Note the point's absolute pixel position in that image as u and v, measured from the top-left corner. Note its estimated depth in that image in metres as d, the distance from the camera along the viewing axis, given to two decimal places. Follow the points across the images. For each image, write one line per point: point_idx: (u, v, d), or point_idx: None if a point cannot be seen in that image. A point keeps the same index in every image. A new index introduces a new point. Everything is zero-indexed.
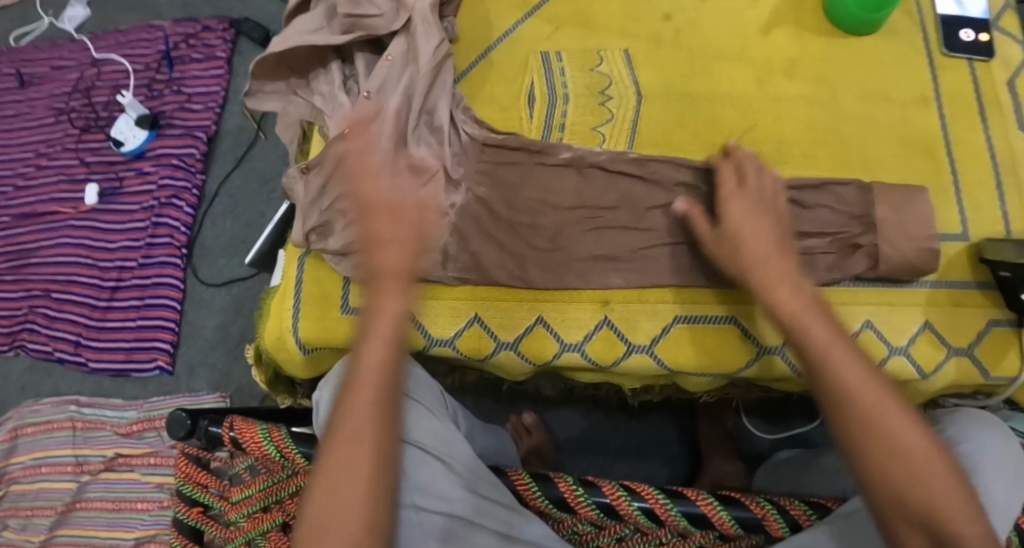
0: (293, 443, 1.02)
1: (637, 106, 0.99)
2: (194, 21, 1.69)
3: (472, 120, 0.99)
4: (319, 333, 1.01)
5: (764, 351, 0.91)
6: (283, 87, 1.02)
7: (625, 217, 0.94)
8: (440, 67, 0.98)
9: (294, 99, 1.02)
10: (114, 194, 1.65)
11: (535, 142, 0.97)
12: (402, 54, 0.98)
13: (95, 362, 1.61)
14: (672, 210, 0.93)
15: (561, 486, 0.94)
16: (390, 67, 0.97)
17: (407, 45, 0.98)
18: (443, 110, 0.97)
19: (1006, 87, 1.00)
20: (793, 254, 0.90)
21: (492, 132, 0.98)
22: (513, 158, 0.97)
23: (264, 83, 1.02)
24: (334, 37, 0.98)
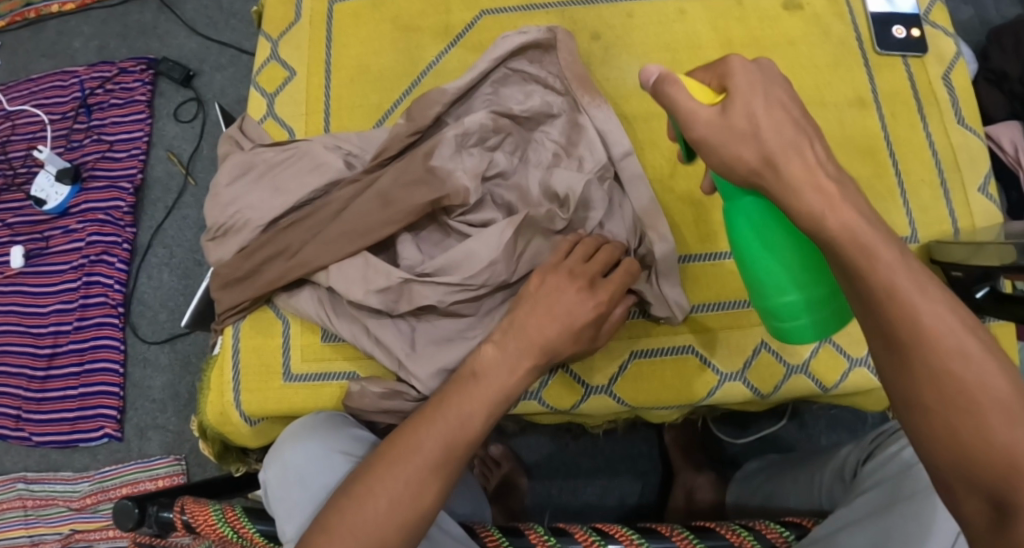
0: (247, 520, 0.92)
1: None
2: (110, 64, 1.59)
3: (474, 177, 0.86)
4: (264, 404, 0.92)
5: (726, 378, 0.87)
6: (251, 235, 0.92)
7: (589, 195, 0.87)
8: (252, 205, 0.93)
9: (251, 227, 0.92)
10: (40, 255, 1.55)
11: (369, 167, 0.90)
12: (259, 198, 0.93)
13: (39, 436, 1.52)
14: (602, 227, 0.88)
15: (532, 538, 0.90)
16: (298, 199, 0.92)
17: (238, 217, 0.93)
18: (451, 174, 0.85)
19: (942, 82, 0.97)
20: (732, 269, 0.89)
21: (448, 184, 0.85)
22: (426, 176, 0.86)
23: (249, 219, 0.92)
24: (259, 217, 0.92)
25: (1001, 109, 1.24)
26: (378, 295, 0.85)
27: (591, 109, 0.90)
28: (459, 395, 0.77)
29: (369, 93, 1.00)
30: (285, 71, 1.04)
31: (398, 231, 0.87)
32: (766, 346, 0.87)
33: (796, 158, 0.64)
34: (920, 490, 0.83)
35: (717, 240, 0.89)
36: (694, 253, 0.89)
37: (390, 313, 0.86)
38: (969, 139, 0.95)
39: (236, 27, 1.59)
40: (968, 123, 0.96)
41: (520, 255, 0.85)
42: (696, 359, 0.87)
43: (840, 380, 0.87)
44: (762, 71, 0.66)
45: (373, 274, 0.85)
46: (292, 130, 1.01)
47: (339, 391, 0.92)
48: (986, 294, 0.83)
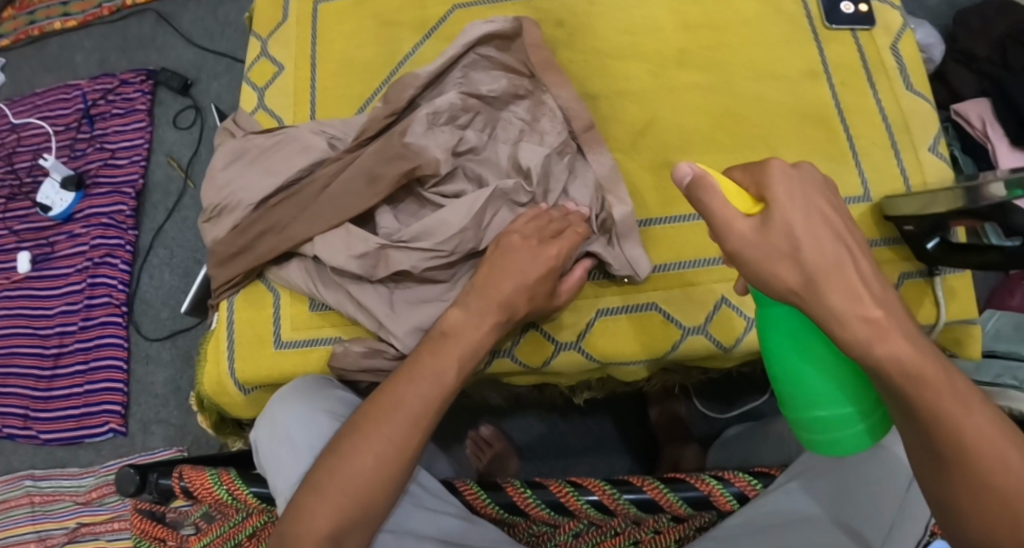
0: (243, 483, 1.01)
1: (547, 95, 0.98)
2: (111, 77, 1.67)
3: (446, 149, 0.92)
4: (257, 371, 0.99)
5: (688, 331, 0.93)
6: (243, 215, 0.98)
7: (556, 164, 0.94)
8: (243, 186, 0.99)
9: (243, 206, 0.98)
10: (46, 260, 1.61)
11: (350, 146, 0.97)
12: (250, 179, 0.99)
13: (46, 433, 1.57)
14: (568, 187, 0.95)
15: (510, 491, 0.96)
16: (286, 178, 0.98)
17: (231, 198, 0.99)
18: (426, 147, 0.91)
19: (891, 52, 1.03)
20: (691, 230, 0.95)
21: (423, 157, 0.91)
22: (404, 149, 0.91)
23: (241, 200, 0.98)
24: (250, 197, 0.98)
25: (971, 87, 1.31)
26: (359, 262, 0.91)
27: (552, 89, 0.98)
28: (433, 355, 0.83)
29: (352, 83, 1.07)
30: (274, 66, 1.10)
31: (376, 204, 0.93)
32: (726, 302, 0.93)
33: (836, 279, 0.64)
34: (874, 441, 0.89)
35: (676, 204, 0.96)
36: (656, 217, 0.95)
37: (370, 278, 0.92)
38: (918, 105, 1.01)
39: (230, 37, 1.68)
40: (917, 89, 1.02)
41: (489, 223, 0.91)
42: (659, 316, 0.93)
43: None
44: (806, 179, 0.67)
45: (354, 242, 0.91)
46: (281, 119, 1.08)
47: (326, 355, 0.98)
48: (937, 244, 0.90)
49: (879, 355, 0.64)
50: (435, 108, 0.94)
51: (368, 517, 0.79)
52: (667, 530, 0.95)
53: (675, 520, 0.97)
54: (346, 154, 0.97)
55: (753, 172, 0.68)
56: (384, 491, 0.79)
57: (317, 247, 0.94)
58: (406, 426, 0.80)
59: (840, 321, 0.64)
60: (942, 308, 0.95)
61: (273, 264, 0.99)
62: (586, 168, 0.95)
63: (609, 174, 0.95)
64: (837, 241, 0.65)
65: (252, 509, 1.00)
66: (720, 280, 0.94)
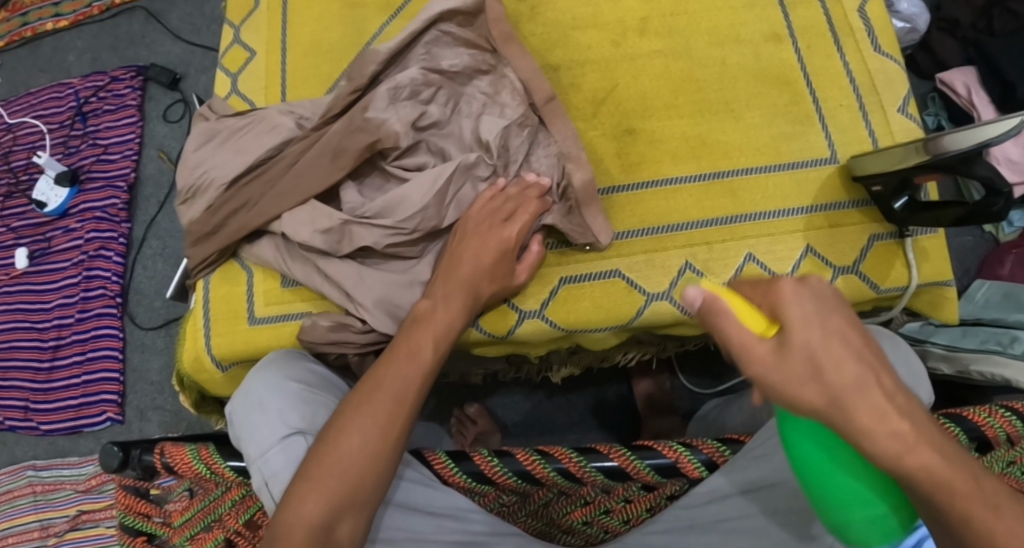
0: (220, 457, 1.04)
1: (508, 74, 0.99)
2: (102, 74, 1.71)
3: (406, 123, 0.94)
4: (231, 346, 1.01)
5: (653, 297, 0.93)
6: (212, 194, 1.00)
7: (517, 135, 0.95)
8: (213, 168, 1.01)
9: (211, 186, 1.00)
10: (43, 255, 1.65)
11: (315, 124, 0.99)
12: (222, 160, 1.01)
13: (46, 424, 1.61)
14: (529, 158, 0.96)
15: (478, 461, 0.94)
16: (255, 158, 1.00)
17: (202, 179, 1.01)
18: (386, 122, 0.93)
19: (858, 14, 1.04)
20: (654, 197, 0.96)
21: (384, 132, 0.93)
22: (366, 123, 0.93)
23: (212, 179, 1.00)
24: (219, 177, 1.00)
25: (957, 56, 1.30)
26: (324, 238, 0.93)
27: (513, 63, 0.99)
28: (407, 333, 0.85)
29: (320, 65, 1.09)
30: (246, 53, 1.12)
31: (340, 180, 0.95)
32: (690, 267, 0.94)
33: (864, 402, 0.62)
34: None
35: (638, 172, 0.97)
36: (621, 183, 0.97)
37: (335, 253, 0.94)
38: (886, 64, 1.01)
39: (216, 32, 1.72)
40: (884, 50, 1.02)
41: (450, 199, 0.93)
42: (623, 282, 0.93)
43: None
44: (819, 297, 0.65)
45: (319, 217, 0.93)
46: (254, 103, 1.10)
47: (297, 329, 1.01)
48: (906, 203, 0.90)
49: (909, 465, 0.62)
50: (396, 82, 0.95)
51: (359, 500, 0.77)
52: (639, 499, 0.94)
53: (645, 490, 0.94)
54: (311, 133, 0.99)
55: (766, 294, 0.66)
56: (373, 471, 0.78)
57: (284, 224, 0.96)
58: (388, 400, 0.80)
59: (867, 436, 0.62)
60: (914, 270, 0.93)
61: (245, 242, 1.02)
62: (547, 141, 0.97)
63: (573, 142, 0.96)
64: (858, 360, 0.63)
65: (231, 484, 1.05)
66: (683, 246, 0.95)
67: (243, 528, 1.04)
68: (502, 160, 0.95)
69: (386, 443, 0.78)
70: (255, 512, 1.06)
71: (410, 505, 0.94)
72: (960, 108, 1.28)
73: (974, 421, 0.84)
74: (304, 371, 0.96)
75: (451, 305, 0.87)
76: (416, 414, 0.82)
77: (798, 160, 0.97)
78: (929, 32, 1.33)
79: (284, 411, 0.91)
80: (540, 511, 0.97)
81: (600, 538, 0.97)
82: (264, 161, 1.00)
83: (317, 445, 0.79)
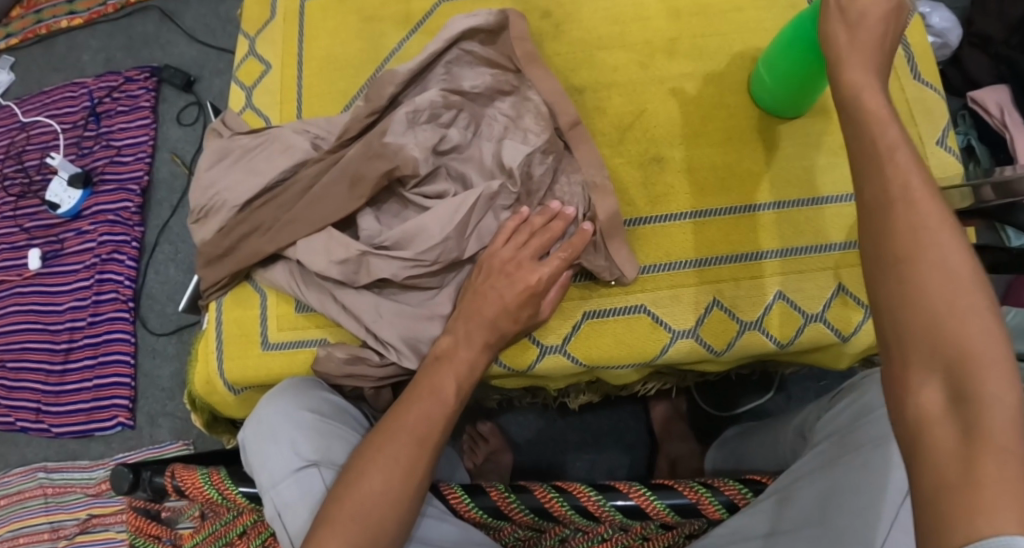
0: (232, 483, 1.03)
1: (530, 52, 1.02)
2: (116, 74, 1.69)
3: (425, 150, 0.91)
4: (243, 372, 1.00)
5: (678, 335, 0.90)
6: (226, 215, 0.98)
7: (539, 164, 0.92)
8: (227, 188, 0.99)
9: (226, 206, 0.98)
10: (55, 257, 1.64)
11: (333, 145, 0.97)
12: (237, 180, 0.99)
13: (57, 427, 1.60)
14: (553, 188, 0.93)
15: (494, 496, 0.94)
16: (272, 179, 0.98)
17: (216, 200, 0.99)
18: (404, 148, 0.90)
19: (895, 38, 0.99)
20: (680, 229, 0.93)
21: (402, 159, 0.90)
22: (385, 149, 0.90)
23: (227, 199, 0.98)
24: (233, 198, 0.98)
25: (988, 73, 1.25)
26: (340, 268, 0.91)
27: (537, 87, 0.96)
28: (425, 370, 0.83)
29: (336, 80, 1.07)
30: (262, 65, 1.09)
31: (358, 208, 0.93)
32: (718, 304, 0.90)
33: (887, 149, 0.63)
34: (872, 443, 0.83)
35: (666, 203, 0.94)
36: (647, 215, 0.94)
37: (351, 283, 0.92)
38: (924, 92, 0.97)
39: (231, 33, 1.69)
40: (924, 78, 0.98)
41: (472, 230, 0.90)
42: (648, 318, 0.91)
43: (796, 335, 0.89)
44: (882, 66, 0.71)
45: (336, 247, 0.91)
46: (268, 118, 1.07)
47: (311, 357, 0.99)
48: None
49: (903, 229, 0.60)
50: (416, 105, 0.92)
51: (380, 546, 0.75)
52: (657, 537, 0.91)
53: (664, 528, 0.92)
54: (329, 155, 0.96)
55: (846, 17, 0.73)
56: (396, 519, 0.76)
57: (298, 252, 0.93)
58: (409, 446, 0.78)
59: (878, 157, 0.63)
60: None
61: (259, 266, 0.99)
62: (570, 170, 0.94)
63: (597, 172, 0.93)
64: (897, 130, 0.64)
65: (242, 509, 1.02)
66: (711, 282, 0.91)
67: None
68: (524, 188, 0.92)
69: (404, 490, 0.76)
70: (267, 537, 1.03)
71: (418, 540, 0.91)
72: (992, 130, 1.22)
73: None
74: (312, 396, 0.94)
75: (472, 344, 0.85)
76: (434, 457, 0.80)
77: (830, 194, 0.93)
78: (960, 47, 1.29)
79: (297, 442, 0.90)
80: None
81: None
82: (282, 183, 0.98)
83: (333, 490, 0.76)
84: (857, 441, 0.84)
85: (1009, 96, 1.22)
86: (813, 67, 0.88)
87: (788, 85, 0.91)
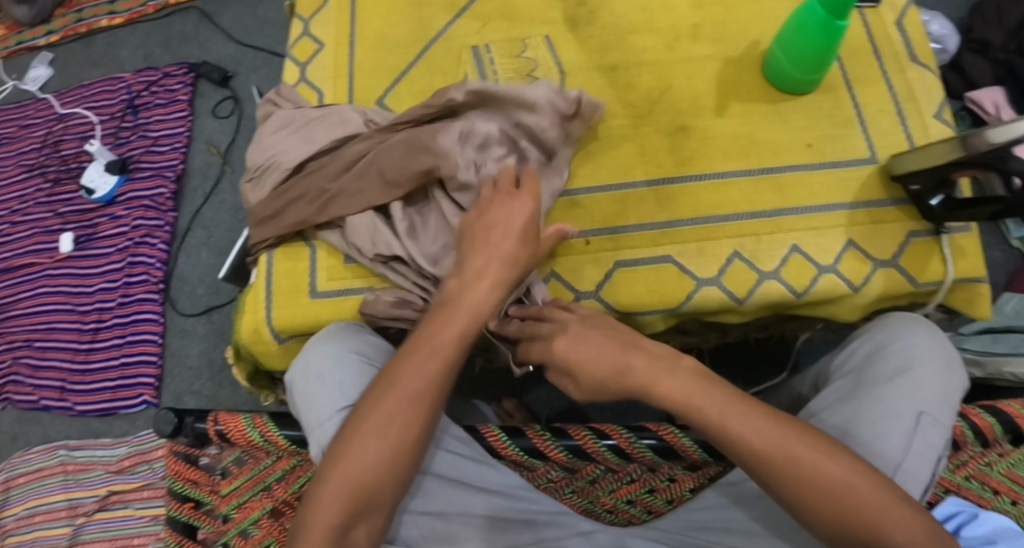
0: (274, 426, 1.07)
1: (568, 33, 1.11)
2: (154, 70, 1.78)
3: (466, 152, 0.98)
4: (291, 318, 1.05)
5: (703, 283, 0.98)
6: (279, 174, 1.05)
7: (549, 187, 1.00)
8: (282, 149, 1.06)
9: (279, 165, 1.06)
10: (88, 240, 1.70)
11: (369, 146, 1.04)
12: (294, 142, 1.07)
13: (82, 405, 1.62)
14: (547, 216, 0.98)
15: (532, 436, 0.97)
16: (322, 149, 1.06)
17: (272, 160, 1.06)
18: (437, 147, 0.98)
19: (896, 27, 1.10)
20: (703, 189, 1.01)
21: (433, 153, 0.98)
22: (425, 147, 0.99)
23: (283, 157, 1.06)
24: (287, 158, 1.05)
25: (988, 75, 1.37)
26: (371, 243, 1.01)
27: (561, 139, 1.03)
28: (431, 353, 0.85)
29: (387, 58, 1.13)
30: (316, 44, 1.16)
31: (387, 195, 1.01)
32: (739, 256, 0.98)
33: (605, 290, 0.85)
34: (886, 379, 0.88)
35: (691, 165, 1.03)
36: (674, 176, 1.02)
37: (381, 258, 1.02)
38: (924, 73, 1.08)
39: (268, 34, 1.79)
40: (922, 60, 1.09)
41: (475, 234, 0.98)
42: (675, 268, 0.99)
43: (810, 285, 0.97)
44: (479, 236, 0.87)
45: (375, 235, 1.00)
46: (321, 91, 1.13)
47: (358, 304, 1.05)
48: (942, 201, 0.95)
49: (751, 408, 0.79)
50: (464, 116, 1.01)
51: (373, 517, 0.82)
52: (683, 479, 0.98)
53: (690, 471, 0.98)
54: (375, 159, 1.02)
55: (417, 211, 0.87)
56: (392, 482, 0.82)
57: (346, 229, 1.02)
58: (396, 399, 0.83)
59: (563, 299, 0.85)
60: (950, 265, 0.97)
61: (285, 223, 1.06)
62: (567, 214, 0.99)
63: None
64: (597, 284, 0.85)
65: (283, 454, 1.08)
66: (731, 236, 0.99)
67: (291, 498, 1.07)
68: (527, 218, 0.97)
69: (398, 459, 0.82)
70: (303, 482, 1.08)
71: (434, 474, 0.94)
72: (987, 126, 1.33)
73: (1010, 413, 0.96)
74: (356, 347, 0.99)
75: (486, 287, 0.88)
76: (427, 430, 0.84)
77: (839, 159, 1.02)
78: (959, 53, 1.40)
79: (344, 384, 0.95)
80: (586, 488, 0.99)
81: (643, 520, 0.99)
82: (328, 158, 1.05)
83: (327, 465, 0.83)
84: (871, 379, 0.89)
85: (1004, 95, 1.34)
86: (822, 49, 0.98)
87: (798, 66, 1.01)
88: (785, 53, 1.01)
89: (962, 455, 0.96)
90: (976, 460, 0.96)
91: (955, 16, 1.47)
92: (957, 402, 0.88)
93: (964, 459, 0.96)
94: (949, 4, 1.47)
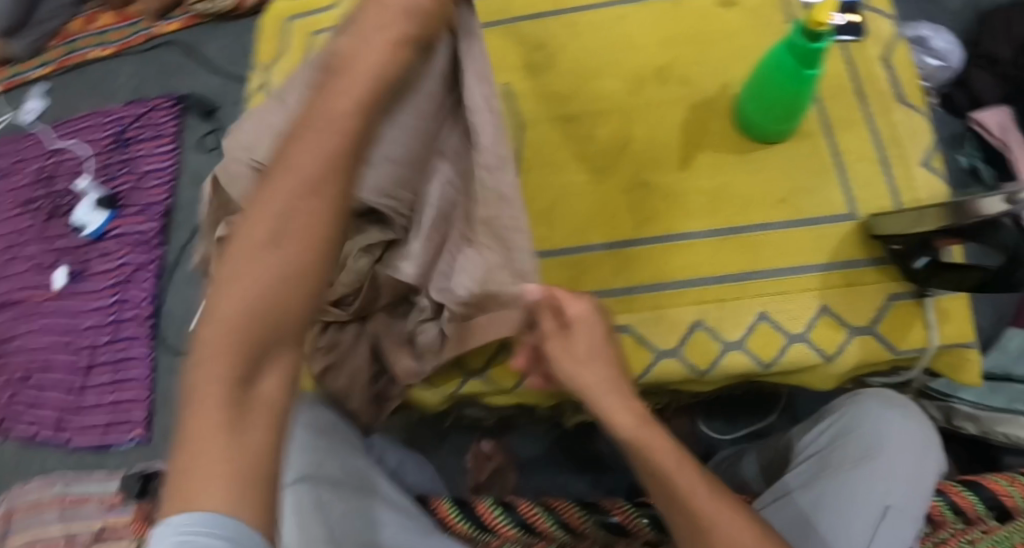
0: None
1: (530, 80, 1.05)
2: (143, 103, 1.77)
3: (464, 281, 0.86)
4: None
5: (661, 355, 0.92)
6: None
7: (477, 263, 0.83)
8: None
9: None
10: (83, 276, 1.69)
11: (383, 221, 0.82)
12: None
13: (77, 440, 1.60)
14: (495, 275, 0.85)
15: (480, 509, 0.95)
16: None
17: None
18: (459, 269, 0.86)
19: (881, 63, 1.02)
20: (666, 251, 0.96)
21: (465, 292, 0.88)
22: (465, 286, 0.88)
23: None
24: None
25: (994, 94, 1.28)
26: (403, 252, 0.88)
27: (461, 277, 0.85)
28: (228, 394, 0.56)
29: None
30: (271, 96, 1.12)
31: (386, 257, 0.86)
32: (701, 325, 0.92)
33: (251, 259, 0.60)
34: (852, 464, 0.82)
35: (653, 225, 0.97)
36: (634, 238, 0.97)
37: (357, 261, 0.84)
38: (909, 117, 1.00)
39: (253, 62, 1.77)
40: (908, 102, 1.01)
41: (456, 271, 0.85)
42: (632, 338, 0.93)
43: (777, 355, 0.91)
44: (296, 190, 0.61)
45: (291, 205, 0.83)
46: None
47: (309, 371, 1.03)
48: (927, 263, 0.87)
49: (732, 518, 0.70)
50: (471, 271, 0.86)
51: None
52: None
53: None
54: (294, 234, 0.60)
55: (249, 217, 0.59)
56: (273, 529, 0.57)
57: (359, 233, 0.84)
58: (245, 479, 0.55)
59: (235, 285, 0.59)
60: (932, 332, 0.91)
61: None
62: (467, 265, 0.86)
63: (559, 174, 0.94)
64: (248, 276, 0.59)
65: None
66: (696, 303, 0.94)
67: None
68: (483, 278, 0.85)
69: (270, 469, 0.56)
70: None
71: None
72: (997, 150, 1.25)
73: (992, 488, 0.91)
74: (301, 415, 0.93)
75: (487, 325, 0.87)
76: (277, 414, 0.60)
77: (814, 215, 0.95)
78: (964, 70, 1.31)
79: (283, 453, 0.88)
80: None
81: None
82: None
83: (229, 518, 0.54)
84: (838, 463, 0.83)
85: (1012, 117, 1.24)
86: (793, 96, 0.91)
87: (767, 117, 0.94)
88: (754, 103, 0.95)
89: (940, 534, 0.89)
90: (958, 538, 0.89)
91: (961, 28, 1.37)
92: (930, 488, 0.81)
93: (944, 537, 0.89)
94: (955, 15, 1.38)
